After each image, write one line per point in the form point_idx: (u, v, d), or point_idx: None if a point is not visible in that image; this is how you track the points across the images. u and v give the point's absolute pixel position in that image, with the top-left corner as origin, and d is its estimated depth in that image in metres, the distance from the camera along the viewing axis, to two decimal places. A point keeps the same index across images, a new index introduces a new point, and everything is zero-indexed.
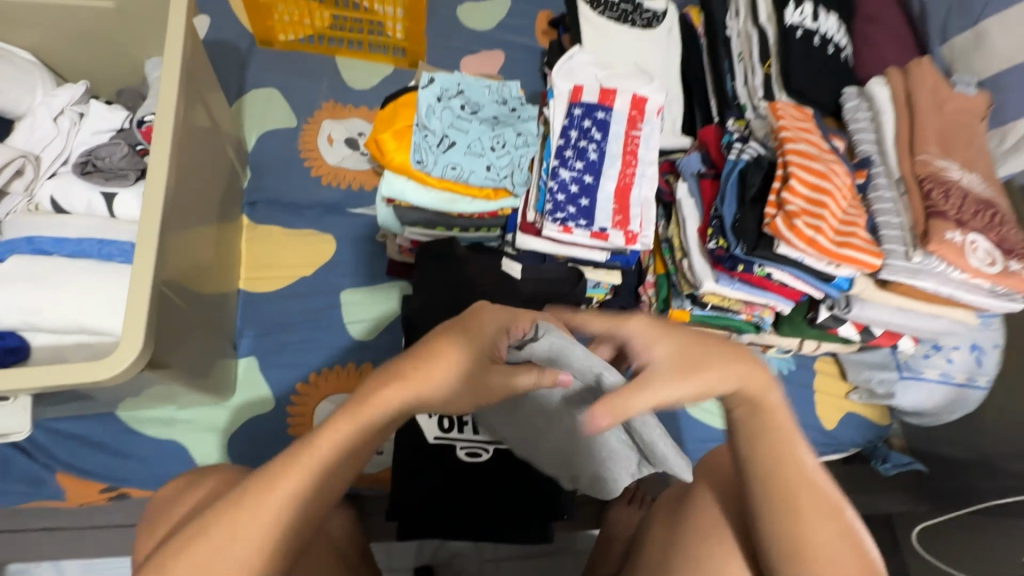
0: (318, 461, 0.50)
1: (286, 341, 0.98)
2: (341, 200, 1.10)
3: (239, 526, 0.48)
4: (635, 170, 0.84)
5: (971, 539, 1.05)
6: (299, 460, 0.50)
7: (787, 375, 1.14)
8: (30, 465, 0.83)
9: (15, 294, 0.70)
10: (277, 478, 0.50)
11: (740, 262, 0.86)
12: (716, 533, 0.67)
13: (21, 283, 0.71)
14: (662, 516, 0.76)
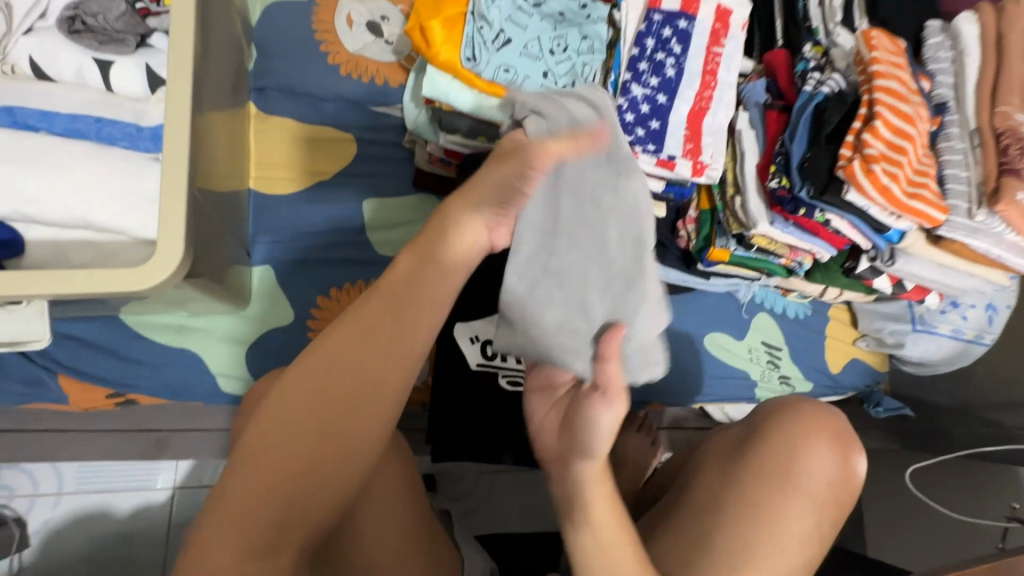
0: (378, 321, 0.49)
1: (303, 250, 0.90)
2: (363, 95, 0.97)
3: (271, 410, 0.46)
4: (713, 93, 0.75)
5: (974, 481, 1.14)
6: (361, 324, 0.49)
7: (803, 319, 1.16)
8: (28, 366, 0.77)
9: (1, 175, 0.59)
10: (341, 339, 0.48)
11: (803, 205, 0.82)
12: (782, 487, 0.66)
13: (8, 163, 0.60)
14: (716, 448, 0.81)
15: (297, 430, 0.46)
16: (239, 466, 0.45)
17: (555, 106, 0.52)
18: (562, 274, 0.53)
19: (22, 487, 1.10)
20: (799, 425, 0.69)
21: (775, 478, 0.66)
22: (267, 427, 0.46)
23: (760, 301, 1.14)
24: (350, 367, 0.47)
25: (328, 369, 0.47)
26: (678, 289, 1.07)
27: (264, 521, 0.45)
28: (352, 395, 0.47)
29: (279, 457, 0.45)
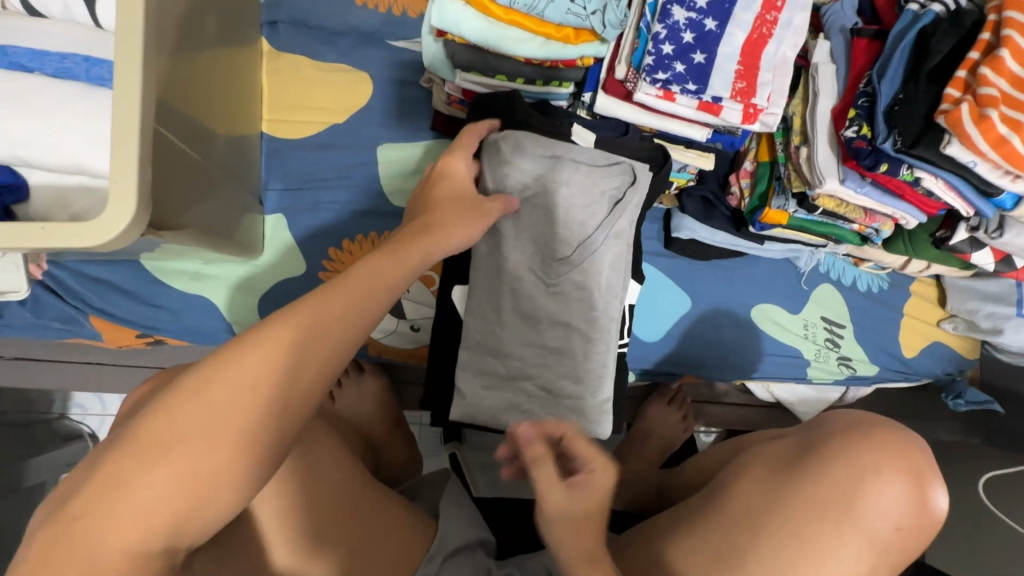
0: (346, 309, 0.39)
1: (315, 199, 0.87)
2: (379, 29, 0.89)
3: (192, 398, 0.34)
4: (779, 16, 0.61)
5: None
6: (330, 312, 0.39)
7: (876, 293, 1.00)
8: (61, 306, 0.80)
9: None
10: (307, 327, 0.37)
11: (885, 160, 0.66)
12: (837, 520, 0.57)
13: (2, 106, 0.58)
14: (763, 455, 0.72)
15: (203, 491, 0.33)
16: (117, 465, 0.32)
17: (543, 178, 0.66)
18: (538, 320, 0.68)
19: (92, 405, 1.24)
20: (873, 453, 0.59)
21: (833, 514, 0.58)
22: (180, 414, 0.34)
23: (824, 270, 0.99)
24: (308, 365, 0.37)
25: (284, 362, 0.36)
26: (726, 253, 0.94)
27: (128, 543, 0.32)
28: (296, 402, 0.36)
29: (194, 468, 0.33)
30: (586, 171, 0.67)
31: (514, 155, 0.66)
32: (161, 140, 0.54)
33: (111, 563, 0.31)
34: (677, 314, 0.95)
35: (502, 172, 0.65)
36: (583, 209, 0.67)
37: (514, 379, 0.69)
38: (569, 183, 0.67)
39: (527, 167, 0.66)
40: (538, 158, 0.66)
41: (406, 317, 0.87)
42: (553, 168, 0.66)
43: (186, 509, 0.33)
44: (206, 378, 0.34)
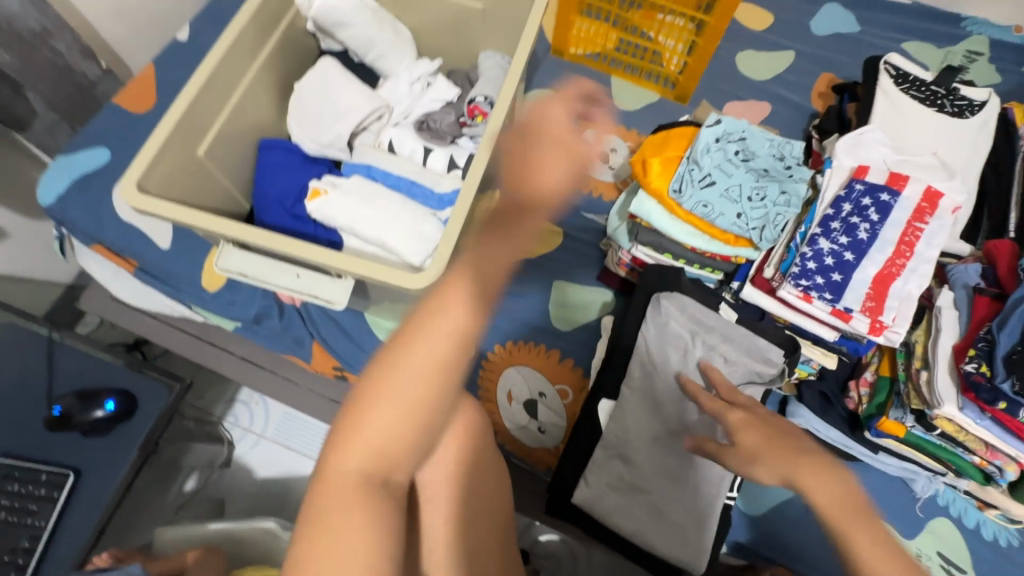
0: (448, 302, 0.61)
1: (497, 306, 1.12)
2: (579, 203, 1.21)
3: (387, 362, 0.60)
4: (907, 263, 0.78)
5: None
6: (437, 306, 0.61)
7: (1005, 548, 0.96)
8: (301, 327, 1.10)
9: (349, 203, 0.90)
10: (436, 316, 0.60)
11: (1003, 398, 0.76)
12: None
13: (357, 198, 0.91)
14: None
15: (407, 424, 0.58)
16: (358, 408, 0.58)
17: (706, 331, 0.86)
18: (668, 444, 0.81)
19: (241, 418, 1.44)
20: None
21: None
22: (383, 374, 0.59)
23: (943, 503, 0.99)
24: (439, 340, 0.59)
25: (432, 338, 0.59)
26: (838, 453, 1.00)
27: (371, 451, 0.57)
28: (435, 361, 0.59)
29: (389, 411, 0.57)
30: (741, 332, 0.87)
31: (684, 312, 0.87)
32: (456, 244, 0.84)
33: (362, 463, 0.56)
34: (781, 498, 0.99)
35: (674, 323, 0.86)
36: (739, 359, 0.86)
37: (635, 489, 0.79)
38: (727, 338, 0.86)
39: (693, 320, 0.87)
40: (703, 317, 0.87)
41: (537, 418, 1.03)
42: (715, 324, 0.87)
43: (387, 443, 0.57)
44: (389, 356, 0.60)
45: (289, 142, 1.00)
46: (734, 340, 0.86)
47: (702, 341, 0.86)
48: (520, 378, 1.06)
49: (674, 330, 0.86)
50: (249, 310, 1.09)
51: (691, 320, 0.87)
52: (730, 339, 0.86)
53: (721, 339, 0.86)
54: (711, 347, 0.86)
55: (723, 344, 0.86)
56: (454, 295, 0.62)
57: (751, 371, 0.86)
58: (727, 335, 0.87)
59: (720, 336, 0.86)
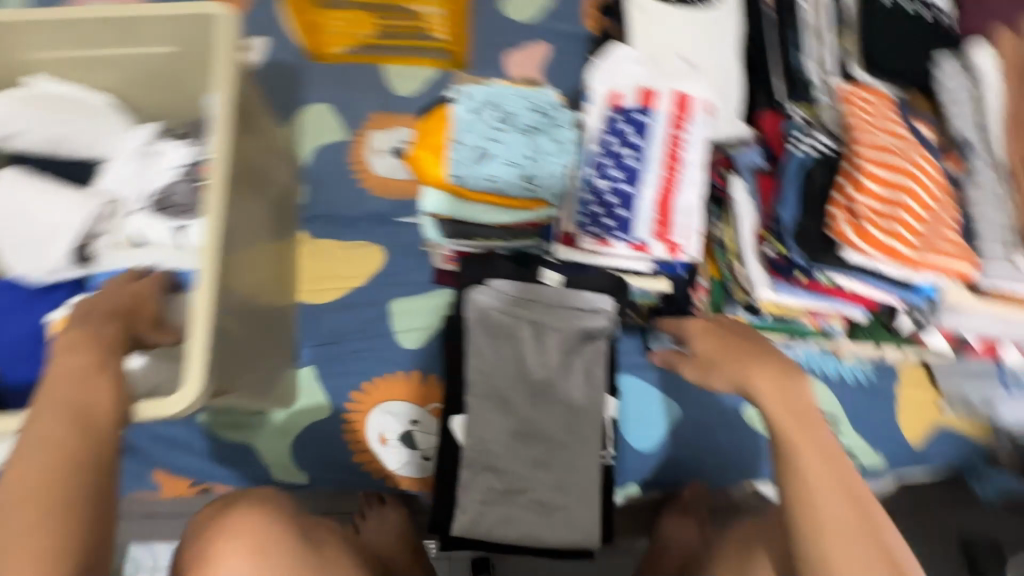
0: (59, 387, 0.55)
1: (341, 351, 1.04)
2: (389, 211, 1.12)
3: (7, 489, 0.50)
4: (679, 175, 0.78)
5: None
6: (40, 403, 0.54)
7: (866, 383, 1.03)
8: (133, 463, 0.96)
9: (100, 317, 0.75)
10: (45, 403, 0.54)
11: (800, 270, 0.79)
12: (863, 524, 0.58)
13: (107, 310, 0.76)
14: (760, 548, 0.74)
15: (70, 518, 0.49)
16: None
17: (527, 307, 0.83)
18: (529, 435, 0.79)
19: None
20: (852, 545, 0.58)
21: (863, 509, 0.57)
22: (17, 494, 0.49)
23: (809, 366, 1.03)
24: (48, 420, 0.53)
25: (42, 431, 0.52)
26: None
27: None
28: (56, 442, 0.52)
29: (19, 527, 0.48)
30: (562, 295, 0.84)
31: (500, 293, 0.83)
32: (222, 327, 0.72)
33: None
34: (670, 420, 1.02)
35: (493, 310, 0.83)
36: (568, 322, 0.83)
37: (512, 492, 0.77)
38: (550, 306, 0.84)
39: (511, 299, 0.83)
40: (520, 293, 0.84)
41: (419, 447, 0.99)
42: (535, 296, 0.84)
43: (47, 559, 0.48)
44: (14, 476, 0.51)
45: (6, 278, 0.80)
46: (558, 305, 0.84)
47: (526, 318, 0.83)
48: (387, 414, 0.99)
49: (495, 317, 0.82)
50: None
51: (509, 301, 0.83)
52: (554, 306, 0.84)
53: (544, 308, 0.83)
54: (538, 320, 0.83)
55: (547, 313, 0.83)
56: (60, 371, 0.55)
57: (584, 330, 0.83)
58: (549, 303, 0.84)
59: (543, 306, 0.84)
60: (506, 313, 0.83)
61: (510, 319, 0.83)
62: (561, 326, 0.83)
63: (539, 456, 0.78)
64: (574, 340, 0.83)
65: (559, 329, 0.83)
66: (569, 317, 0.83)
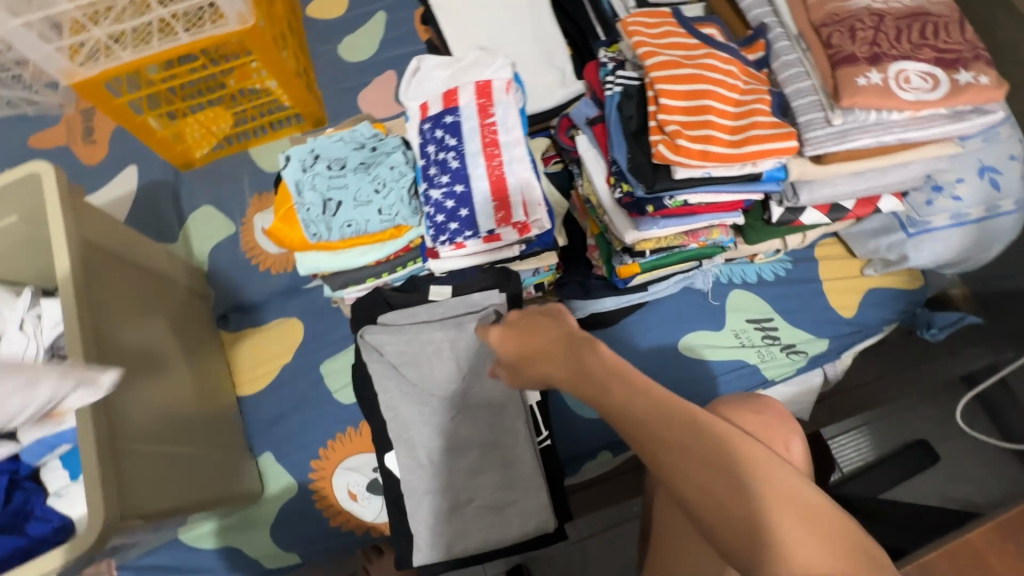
0: None
1: (290, 428, 1.07)
2: (295, 282, 1.16)
3: None
4: (502, 158, 0.79)
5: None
6: None
7: (787, 275, 1.04)
8: None
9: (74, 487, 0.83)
10: None
11: (648, 202, 0.80)
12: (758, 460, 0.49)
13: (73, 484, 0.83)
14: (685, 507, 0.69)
15: None
16: None
17: (417, 325, 0.85)
18: (458, 447, 0.80)
19: None
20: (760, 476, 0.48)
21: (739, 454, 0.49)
22: None
23: (727, 279, 1.05)
24: None
25: None
26: (629, 309, 1.05)
27: None
28: None
29: None
30: (448, 304, 0.87)
31: (387, 322, 0.86)
32: (130, 452, 0.74)
33: None
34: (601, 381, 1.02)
35: (384, 339, 0.84)
36: (459, 326, 0.84)
37: (460, 506, 0.79)
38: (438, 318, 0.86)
39: (400, 322, 0.85)
40: (407, 315, 0.86)
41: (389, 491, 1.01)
42: (422, 314, 0.86)
43: None
44: None
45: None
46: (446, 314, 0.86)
47: (418, 335, 0.84)
48: (351, 470, 1.02)
49: (389, 345, 0.84)
50: None
51: (399, 327, 0.85)
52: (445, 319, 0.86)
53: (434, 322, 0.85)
54: (431, 334, 0.84)
55: (437, 326, 0.85)
56: None
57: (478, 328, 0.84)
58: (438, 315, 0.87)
59: (432, 320, 0.86)
60: (397, 335, 0.84)
61: (403, 341, 0.84)
62: (454, 332, 0.84)
63: (475, 462, 0.80)
64: (470, 342, 0.83)
65: (453, 335, 0.84)
66: (459, 322, 0.85)
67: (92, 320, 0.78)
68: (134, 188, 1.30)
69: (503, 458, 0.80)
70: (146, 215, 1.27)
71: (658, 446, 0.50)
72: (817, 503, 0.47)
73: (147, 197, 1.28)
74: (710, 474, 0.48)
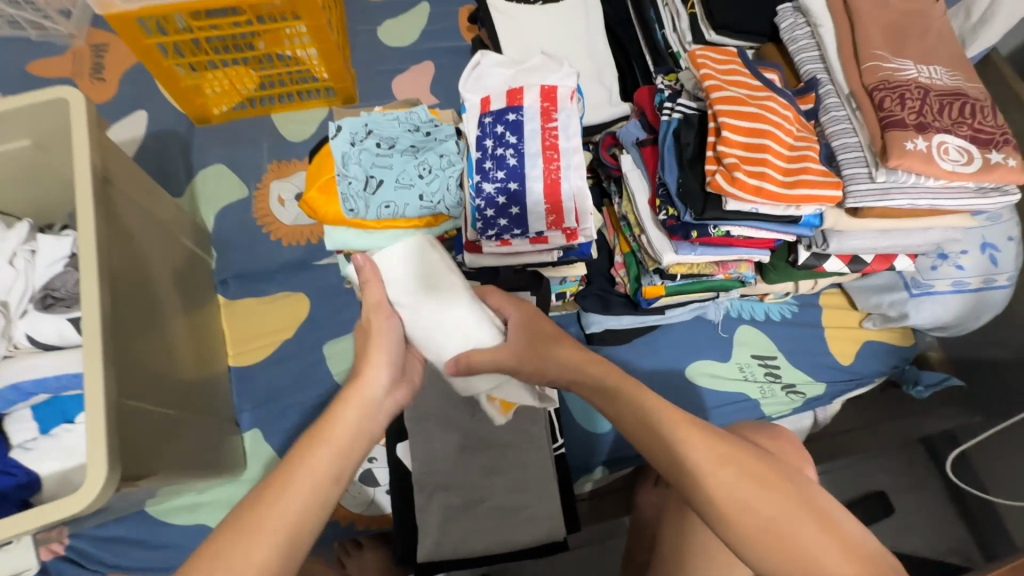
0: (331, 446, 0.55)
1: (283, 406, 1.02)
2: (305, 256, 1.12)
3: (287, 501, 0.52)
4: (560, 163, 0.80)
5: (1005, 442, 1.11)
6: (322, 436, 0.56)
7: (792, 318, 1.09)
8: (82, 573, 0.91)
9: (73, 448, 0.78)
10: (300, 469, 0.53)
11: (693, 228, 0.82)
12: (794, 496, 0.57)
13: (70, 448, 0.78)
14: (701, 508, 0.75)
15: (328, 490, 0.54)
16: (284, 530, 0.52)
17: None
18: (474, 445, 0.79)
19: None
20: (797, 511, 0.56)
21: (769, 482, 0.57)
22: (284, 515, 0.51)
23: (736, 314, 1.09)
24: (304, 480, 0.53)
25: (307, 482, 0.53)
26: (642, 330, 1.07)
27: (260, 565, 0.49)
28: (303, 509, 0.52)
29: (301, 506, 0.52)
30: None
31: None
32: (127, 408, 0.69)
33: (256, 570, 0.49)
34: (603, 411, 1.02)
35: None
36: None
37: (470, 505, 0.77)
38: None
39: None
40: None
41: (381, 483, 0.97)
42: None
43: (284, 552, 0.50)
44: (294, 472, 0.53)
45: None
46: None
47: None
48: None
49: None
50: None
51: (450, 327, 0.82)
52: None
53: None
54: None
55: None
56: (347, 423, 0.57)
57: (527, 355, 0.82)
58: None
59: None
60: None
61: None
62: None
63: (490, 462, 0.79)
64: None
65: None
66: None
67: (112, 263, 0.74)
68: (141, 135, 1.23)
69: (519, 461, 0.79)
70: (152, 165, 1.20)
71: (706, 479, 0.56)
72: (845, 529, 0.56)
73: (155, 146, 1.22)
74: (756, 511, 0.55)
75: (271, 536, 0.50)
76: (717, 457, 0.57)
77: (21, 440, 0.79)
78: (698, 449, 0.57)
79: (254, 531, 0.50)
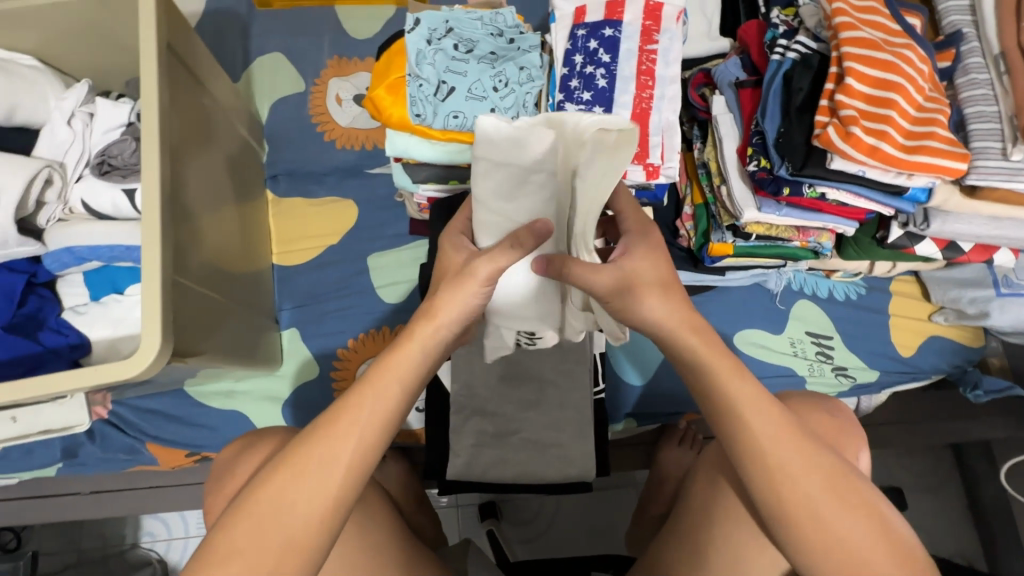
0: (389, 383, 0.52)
1: (322, 310, 1.02)
2: (358, 163, 1.08)
3: (343, 448, 0.49)
4: (653, 92, 0.73)
5: None
6: (381, 373, 0.52)
7: (857, 300, 1.03)
8: (123, 438, 0.95)
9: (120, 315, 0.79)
10: (358, 401, 0.50)
11: (785, 184, 0.75)
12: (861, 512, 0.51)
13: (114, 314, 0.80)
14: (726, 475, 0.71)
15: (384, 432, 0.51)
16: (323, 466, 0.48)
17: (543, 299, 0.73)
18: (515, 377, 0.77)
19: (160, 531, 1.27)
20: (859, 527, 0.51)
21: (852, 492, 0.52)
22: (325, 456, 0.49)
23: (798, 287, 1.03)
24: (366, 416, 0.50)
25: (364, 425, 0.50)
26: (693, 290, 1.01)
27: (318, 506, 0.48)
28: (354, 453, 0.49)
29: (351, 455, 0.49)
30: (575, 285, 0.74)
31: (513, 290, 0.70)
32: (180, 287, 0.69)
33: (310, 515, 0.47)
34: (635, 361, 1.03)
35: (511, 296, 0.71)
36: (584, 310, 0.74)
37: (503, 435, 0.77)
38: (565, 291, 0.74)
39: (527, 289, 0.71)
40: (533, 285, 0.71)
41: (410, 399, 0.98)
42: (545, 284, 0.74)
43: (332, 500, 0.48)
44: (342, 417, 0.50)
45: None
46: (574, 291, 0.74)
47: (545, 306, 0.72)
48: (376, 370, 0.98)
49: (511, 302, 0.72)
50: (52, 451, 0.93)
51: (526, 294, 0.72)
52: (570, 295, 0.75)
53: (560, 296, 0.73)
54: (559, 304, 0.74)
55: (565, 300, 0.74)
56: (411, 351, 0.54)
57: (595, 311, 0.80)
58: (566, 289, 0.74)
59: None
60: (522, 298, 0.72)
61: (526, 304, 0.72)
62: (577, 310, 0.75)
63: (529, 396, 0.77)
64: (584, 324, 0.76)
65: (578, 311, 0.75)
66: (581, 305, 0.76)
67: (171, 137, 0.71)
68: (201, 11, 1.16)
69: (558, 401, 0.77)
70: (208, 43, 1.14)
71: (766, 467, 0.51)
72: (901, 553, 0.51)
73: (213, 24, 1.15)
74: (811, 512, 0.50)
75: (324, 473, 0.48)
76: (800, 441, 0.52)
77: (73, 303, 0.81)
78: (772, 421, 0.52)
79: (306, 466, 0.48)
